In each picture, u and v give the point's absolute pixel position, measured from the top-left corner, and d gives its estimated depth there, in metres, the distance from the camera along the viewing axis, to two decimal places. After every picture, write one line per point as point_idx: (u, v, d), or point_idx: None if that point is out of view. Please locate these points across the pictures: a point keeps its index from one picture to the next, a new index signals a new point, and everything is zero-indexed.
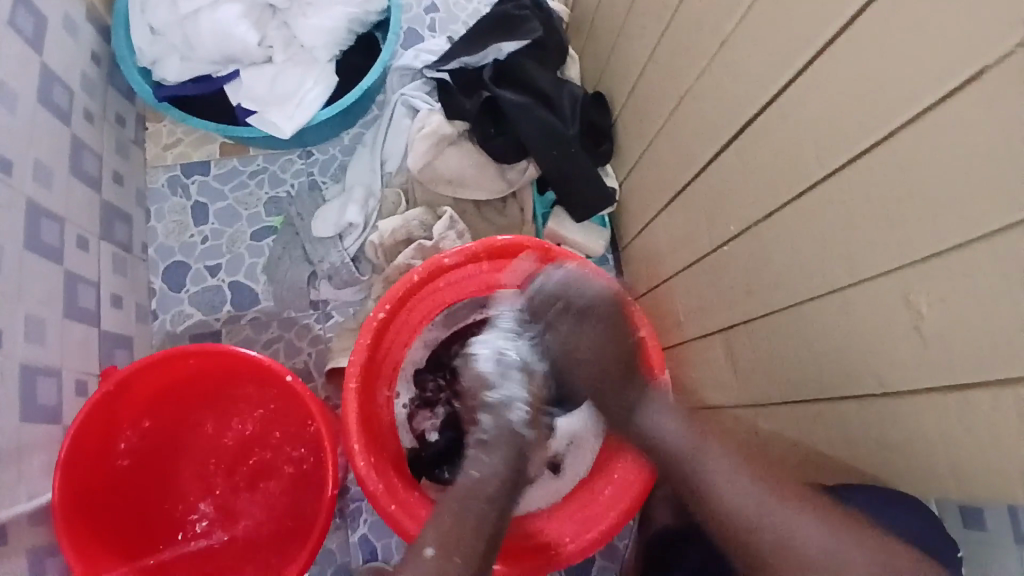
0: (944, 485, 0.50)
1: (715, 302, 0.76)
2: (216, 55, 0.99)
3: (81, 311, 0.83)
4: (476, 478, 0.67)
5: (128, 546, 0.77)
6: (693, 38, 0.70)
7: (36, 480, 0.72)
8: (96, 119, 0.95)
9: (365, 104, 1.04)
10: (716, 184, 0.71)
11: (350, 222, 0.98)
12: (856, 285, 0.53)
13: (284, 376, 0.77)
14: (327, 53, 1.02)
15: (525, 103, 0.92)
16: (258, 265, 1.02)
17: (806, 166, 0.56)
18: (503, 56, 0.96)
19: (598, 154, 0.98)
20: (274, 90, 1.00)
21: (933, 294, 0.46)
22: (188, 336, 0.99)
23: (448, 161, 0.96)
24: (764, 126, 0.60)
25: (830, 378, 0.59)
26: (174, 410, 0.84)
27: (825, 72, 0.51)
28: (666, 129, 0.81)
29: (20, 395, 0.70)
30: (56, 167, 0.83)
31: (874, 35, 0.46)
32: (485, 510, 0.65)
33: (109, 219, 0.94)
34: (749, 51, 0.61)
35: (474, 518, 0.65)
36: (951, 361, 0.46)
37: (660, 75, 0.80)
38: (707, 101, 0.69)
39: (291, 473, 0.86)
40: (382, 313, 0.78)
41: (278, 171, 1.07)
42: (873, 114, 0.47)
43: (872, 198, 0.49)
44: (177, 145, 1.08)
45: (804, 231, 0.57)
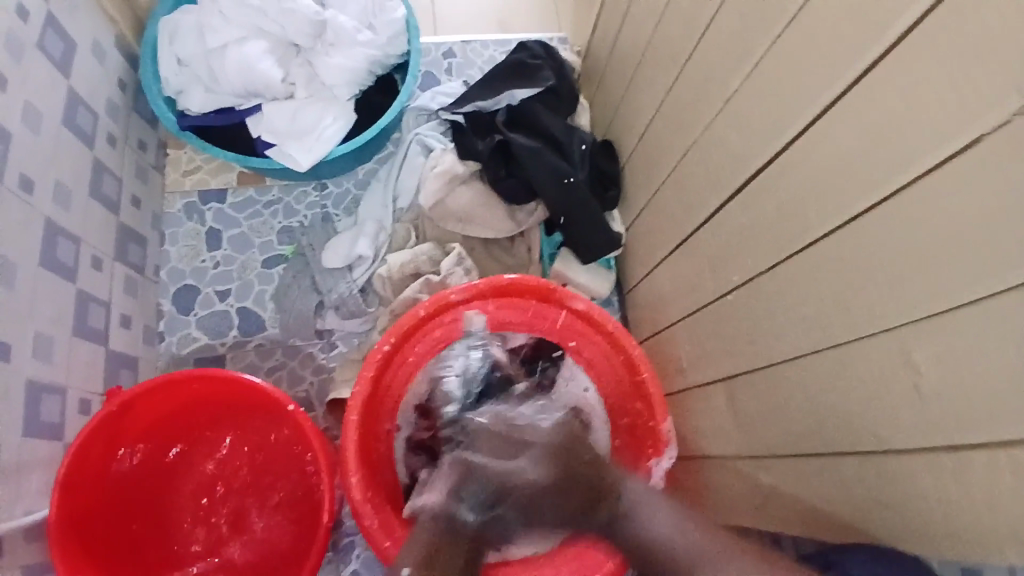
0: (944, 545, 0.49)
1: (717, 349, 0.77)
2: (239, 88, 1.03)
3: (89, 330, 0.84)
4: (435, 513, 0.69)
5: (117, 571, 0.75)
6: (700, 96, 0.73)
7: (31, 498, 0.72)
8: (119, 144, 0.98)
9: (381, 141, 1.07)
10: (720, 235, 0.72)
11: (360, 254, 1.00)
12: (856, 340, 0.54)
13: (286, 405, 0.77)
14: (347, 92, 1.06)
15: (537, 148, 0.95)
16: (268, 292, 1.04)
17: (810, 225, 0.57)
18: (516, 101, 1.00)
19: (607, 198, 1.00)
20: (294, 124, 1.03)
21: (932, 351, 0.47)
22: (192, 359, 1.00)
23: (458, 199, 0.99)
24: (766, 182, 0.63)
25: (830, 430, 0.59)
26: (175, 433, 0.84)
27: (827, 136, 0.54)
28: (672, 179, 0.83)
29: (24, 411, 0.71)
30: (76, 188, 0.86)
31: (877, 100, 0.48)
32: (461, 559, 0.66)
33: (125, 241, 0.96)
34: (753, 111, 0.63)
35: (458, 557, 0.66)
36: (950, 418, 0.46)
37: (667, 128, 0.83)
38: (713, 155, 0.72)
39: (287, 505, 0.85)
40: (388, 346, 0.79)
41: (293, 202, 1.10)
42: (874, 173, 0.49)
43: (871, 259, 0.51)
44: (195, 172, 1.11)
45: (806, 285, 0.59)
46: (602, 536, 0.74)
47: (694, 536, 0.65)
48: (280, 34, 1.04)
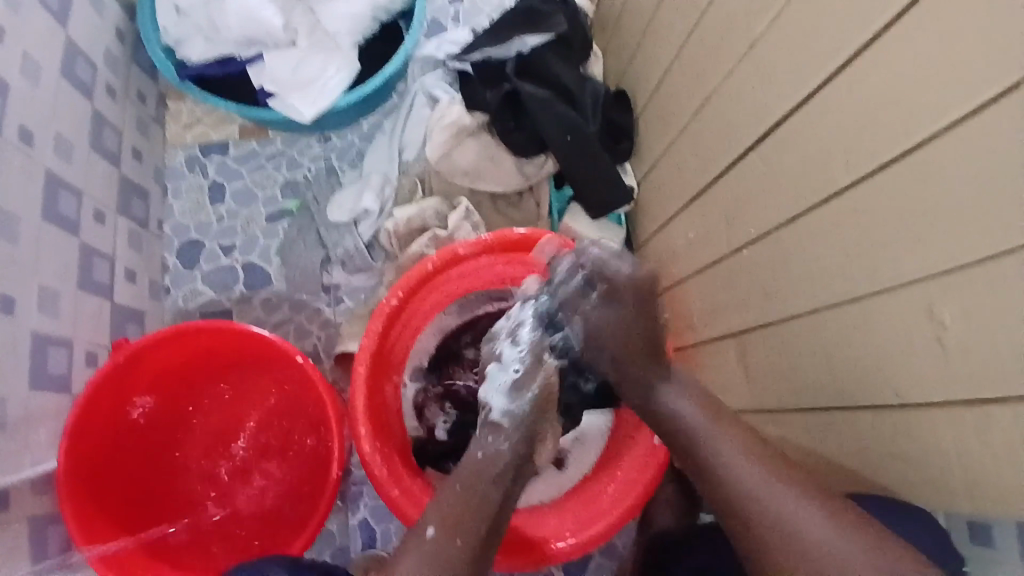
0: (958, 499, 0.49)
1: (729, 304, 0.75)
2: (240, 36, 0.99)
3: (95, 285, 0.83)
4: (482, 455, 0.65)
5: (126, 521, 0.76)
6: (720, 43, 0.70)
7: (43, 450, 0.72)
8: (118, 95, 0.95)
9: (385, 93, 1.04)
10: (737, 188, 0.70)
11: (366, 208, 0.98)
12: (876, 295, 0.52)
13: (294, 357, 0.77)
14: (350, 40, 1.01)
15: (547, 98, 0.91)
16: (272, 247, 1.02)
17: (832, 177, 0.55)
18: (527, 49, 0.95)
19: (618, 151, 0.97)
20: (297, 74, 0.99)
21: (957, 305, 0.45)
22: (199, 314, 1.00)
23: (467, 153, 0.95)
24: (788, 133, 0.60)
25: (844, 386, 0.58)
26: (183, 386, 0.84)
27: (854, 81, 0.51)
28: (688, 131, 0.80)
29: (31, 364, 0.71)
30: (77, 139, 0.84)
31: (915, 38, 0.45)
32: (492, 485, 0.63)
33: (127, 194, 0.94)
34: (777, 53, 0.60)
35: (487, 492, 0.62)
36: (973, 373, 0.45)
37: (684, 76, 0.79)
38: (732, 105, 0.69)
39: (297, 457, 0.86)
40: (395, 300, 0.78)
41: (297, 154, 1.07)
42: (905, 116, 0.46)
43: (895, 209, 0.49)
44: (196, 125, 1.08)
45: (825, 239, 0.57)
46: (607, 486, 0.74)
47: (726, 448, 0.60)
48: None
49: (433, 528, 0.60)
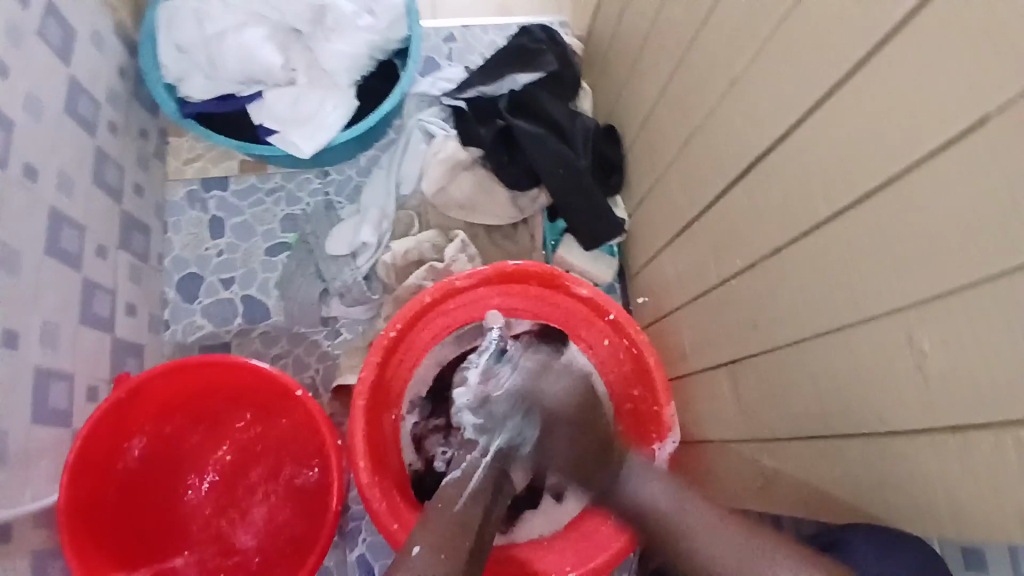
0: (944, 523, 0.50)
1: (720, 333, 0.77)
2: (240, 76, 1.03)
3: (96, 319, 0.85)
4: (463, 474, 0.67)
5: (127, 555, 0.76)
6: (704, 83, 0.73)
7: (41, 485, 0.73)
8: (120, 132, 0.98)
9: (381, 128, 1.07)
10: (724, 220, 0.72)
11: (364, 241, 1.00)
12: (860, 324, 0.54)
13: (294, 390, 0.78)
14: (348, 77, 1.05)
15: (538, 133, 0.95)
16: (271, 280, 1.04)
17: (814, 211, 0.57)
18: (518, 87, 1.00)
19: (609, 185, 1.00)
20: (296, 111, 1.03)
21: (936, 333, 0.47)
22: (197, 347, 1.00)
23: (462, 186, 0.98)
24: (770, 169, 0.63)
25: (832, 413, 0.60)
26: (182, 420, 0.85)
27: (831, 122, 0.54)
28: (676, 165, 0.83)
29: (32, 398, 0.72)
30: (80, 175, 0.86)
31: (885, 82, 0.48)
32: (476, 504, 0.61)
33: (128, 229, 0.96)
34: (758, 94, 0.63)
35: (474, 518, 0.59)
36: (952, 400, 0.47)
37: (671, 113, 0.83)
38: (717, 141, 0.72)
39: (295, 490, 0.86)
40: (394, 332, 0.79)
41: (296, 189, 1.10)
42: (880, 154, 0.49)
43: (873, 243, 0.51)
44: (197, 160, 1.11)
45: (809, 270, 0.59)
46: (605, 519, 0.74)
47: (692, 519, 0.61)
48: (280, 19, 1.04)
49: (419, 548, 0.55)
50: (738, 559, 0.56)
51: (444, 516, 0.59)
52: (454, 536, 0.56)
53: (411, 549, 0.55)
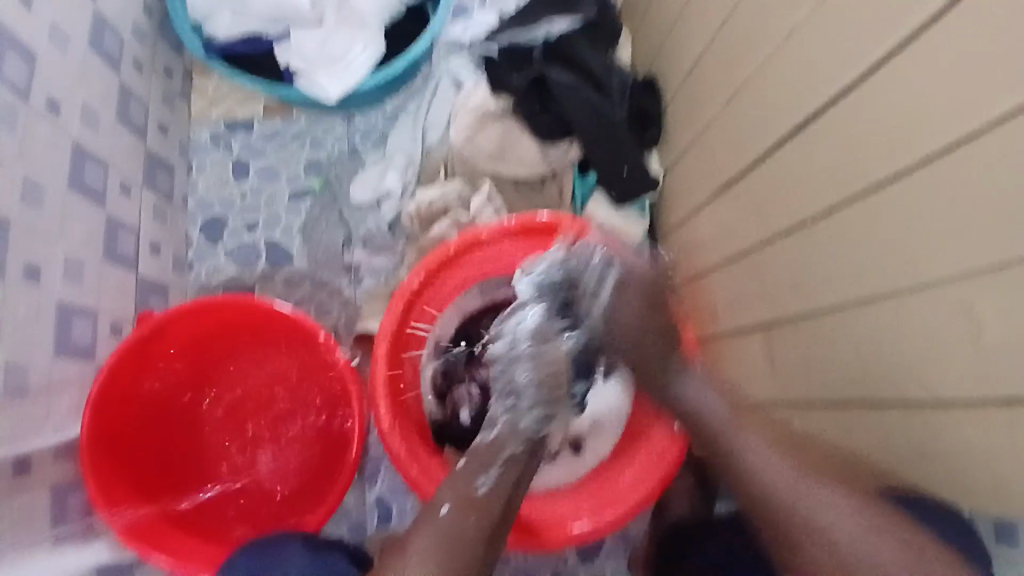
0: (987, 500, 0.48)
1: (756, 296, 0.74)
2: (269, 13, 1.00)
3: (120, 257, 0.85)
4: (493, 439, 0.70)
5: (149, 486, 0.78)
6: (755, 31, 0.68)
7: (62, 417, 0.74)
8: (145, 70, 0.96)
9: (410, 73, 1.03)
10: (768, 178, 0.69)
11: (389, 189, 0.99)
12: (911, 289, 0.51)
13: (316, 334, 0.77)
14: (377, 19, 1.01)
15: (574, 83, 0.91)
16: (295, 225, 1.03)
17: (870, 167, 0.54)
18: (554, 35, 0.95)
19: (645, 140, 0.96)
20: (324, 51, 0.99)
21: (994, 297, 0.44)
22: (221, 290, 1.01)
23: (490, 136, 0.95)
24: (822, 124, 0.59)
25: (872, 377, 0.57)
26: (206, 361, 0.85)
27: (897, 70, 0.50)
28: (720, 119, 0.79)
29: (55, 333, 0.72)
30: (104, 112, 0.85)
31: (963, 25, 0.44)
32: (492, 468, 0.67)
33: (152, 168, 0.95)
34: (814, 39, 0.59)
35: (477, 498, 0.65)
36: (1005, 375, 0.44)
37: (717, 63, 0.78)
38: (765, 93, 0.68)
39: (313, 434, 0.86)
40: (417, 281, 0.79)
41: (321, 134, 1.07)
42: (951, 103, 0.45)
43: (932, 204, 0.48)
44: (222, 101, 1.09)
45: (858, 231, 0.56)
46: (624, 475, 0.76)
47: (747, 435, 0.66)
48: None
49: (447, 506, 0.64)
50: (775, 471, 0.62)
51: (469, 489, 0.66)
52: (474, 510, 0.64)
53: (440, 508, 0.64)
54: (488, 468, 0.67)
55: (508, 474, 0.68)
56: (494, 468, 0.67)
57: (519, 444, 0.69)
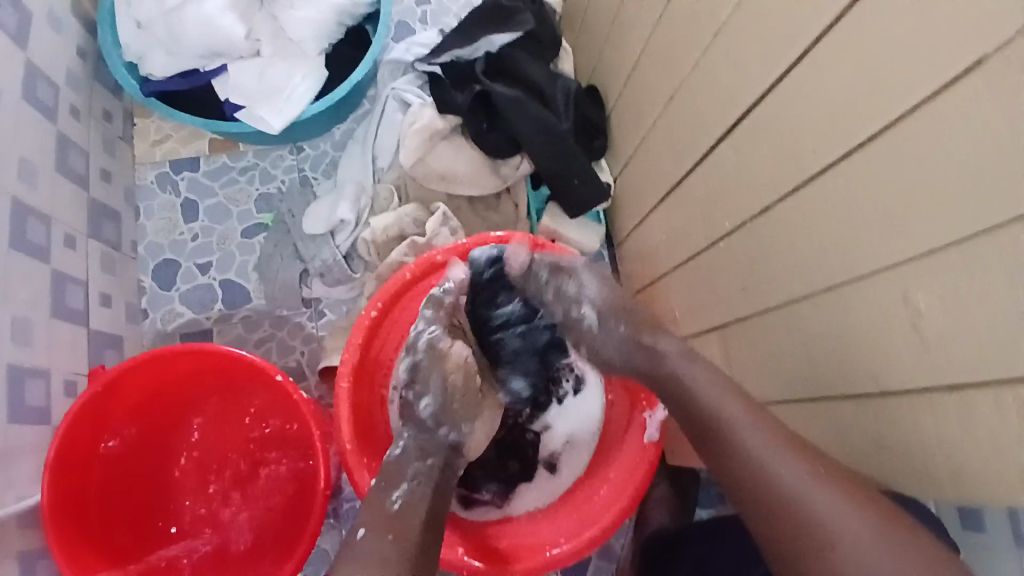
0: (942, 487, 0.49)
1: (710, 299, 0.76)
2: (203, 49, 0.97)
3: (71, 312, 0.82)
4: (402, 451, 0.65)
5: (114, 547, 0.75)
6: (688, 36, 0.69)
7: (24, 484, 0.71)
8: (82, 116, 0.93)
9: (355, 99, 1.03)
10: (711, 181, 0.70)
11: (342, 218, 0.96)
12: (853, 285, 0.52)
13: (275, 375, 0.76)
14: (316, 46, 1.00)
15: (520, 98, 0.91)
16: (250, 263, 1.01)
17: (804, 168, 0.55)
18: (495, 49, 0.95)
19: (592, 149, 0.97)
20: (262, 84, 0.98)
21: (931, 289, 0.45)
22: (179, 335, 0.98)
23: (440, 157, 0.95)
24: (758, 125, 0.60)
25: (827, 372, 0.58)
26: (168, 411, 0.83)
27: (820, 74, 0.51)
28: (662, 123, 0.79)
29: (7, 398, 0.70)
30: (43, 163, 0.82)
31: (880, 24, 0.45)
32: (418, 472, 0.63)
33: (97, 217, 0.92)
34: (742, 42, 0.60)
35: (398, 510, 0.59)
36: (946, 361, 0.46)
37: (655, 69, 0.79)
38: (702, 98, 0.69)
39: (284, 479, 0.85)
40: (375, 310, 0.77)
41: (269, 167, 1.06)
42: (876, 104, 0.46)
43: (864, 200, 0.49)
44: (166, 142, 1.06)
45: (798, 232, 0.57)
46: (598, 491, 0.74)
47: (749, 431, 0.57)
48: None
49: (364, 530, 0.57)
50: (800, 481, 0.52)
51: (383, 505, 0.60)
52: (393, 529, 0.57)
53: (356, 532, 0.57)
54: (399, 484, 0.62)
55: (420, 490, 0.62)
56: (403, 486, 0.62)
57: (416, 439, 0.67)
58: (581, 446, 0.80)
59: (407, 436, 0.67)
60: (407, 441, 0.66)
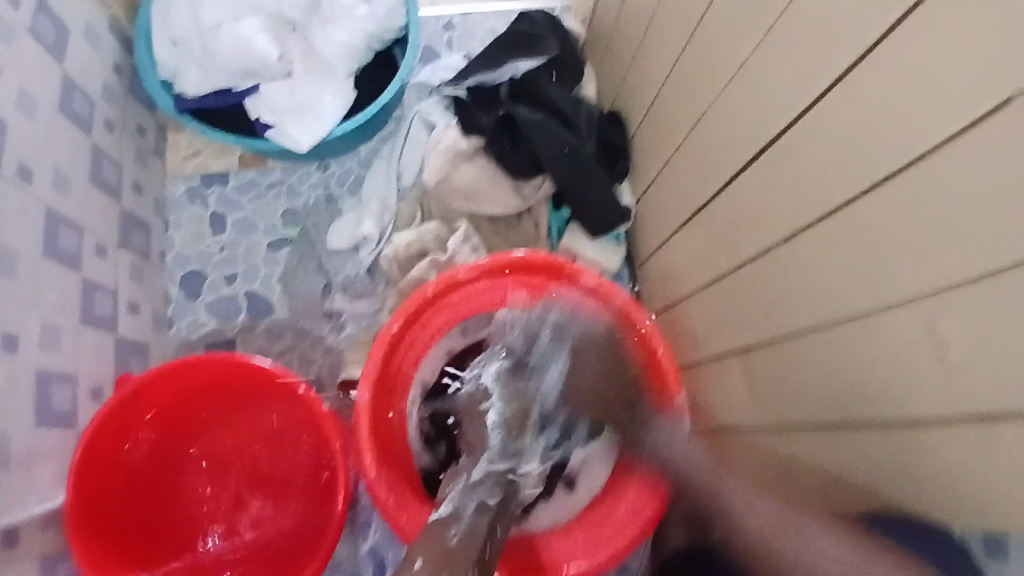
0: (972, 513, 0.48)
1: (731, 321, 0.76)
2: (237, 67, 1.00)
3: (99, 319, 0.84)
4: (458, 532, 0.57)
5: (130, 557, 0.76)
6: (711, 65, 0.71)
7: (47, 486, 0.72)
8: (117, 130, 0.96)
9: (382, 120, 1.05)
10: (734, 206, 0.71)
11: (366, 235, 0.99)
12: (878, 311, 0.52)
13: (297, 387, 0.78)
14: (346, 68, 1.03)
15: (543, 121, 0.92)
16: (274, 275, 1.03)
17: (828, 195, 0.55)
18: (519, 74, 0.97)
19: (614, 171, 0.98)
20: (293, 101, 1.01)
21: (958, 316, 0.45)
22: (202, 345, 1.00)
23: (464, 177, 0.96)
24: (781, 152, 0.61)
25: (851, 397, 0.58)
26: (187, 423, 0.84)
27: (844, 103, 0.52)
28: (685, 149, 0.80)
29: (34, 402, 0.71)
30: (76, 174, 0.85)
31: (903, 55, 0.46)
32: (476, 524, 0.58)
33: (128, 228, 0.95)
34: (765, 72, 0.61)
35: (459, 547, 0.55)
36: (970, 390, 0.46)
37: (678, 96, 0.80)
38: (725, 124, 0.70)
39: (300, 493, 0.85)
40: (396, 327, 0.79)
41: (296, 183, 1.08)
42: (902, 133, 0.47)
43: (890, 224, 0.49)
44: (197, 156, 1.09)
45: (822, 256, 0.57)
46: (616, 509, 0.74)
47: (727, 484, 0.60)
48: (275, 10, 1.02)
49: (422, 560, 0.52)
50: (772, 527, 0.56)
51: (440, 540, 0.55)
52: (456, 557, 0.53)
53: (413, 563, 0.52)
54: (455, 522, 0.58)
55: (479, 522, 0.59)
56: (463, 519, 0.58)
57: (492, 494, 0.64)
58: (598, 462, 0.78)
59: (464, 504, 0.61)
60: (461, 520, 0.59)
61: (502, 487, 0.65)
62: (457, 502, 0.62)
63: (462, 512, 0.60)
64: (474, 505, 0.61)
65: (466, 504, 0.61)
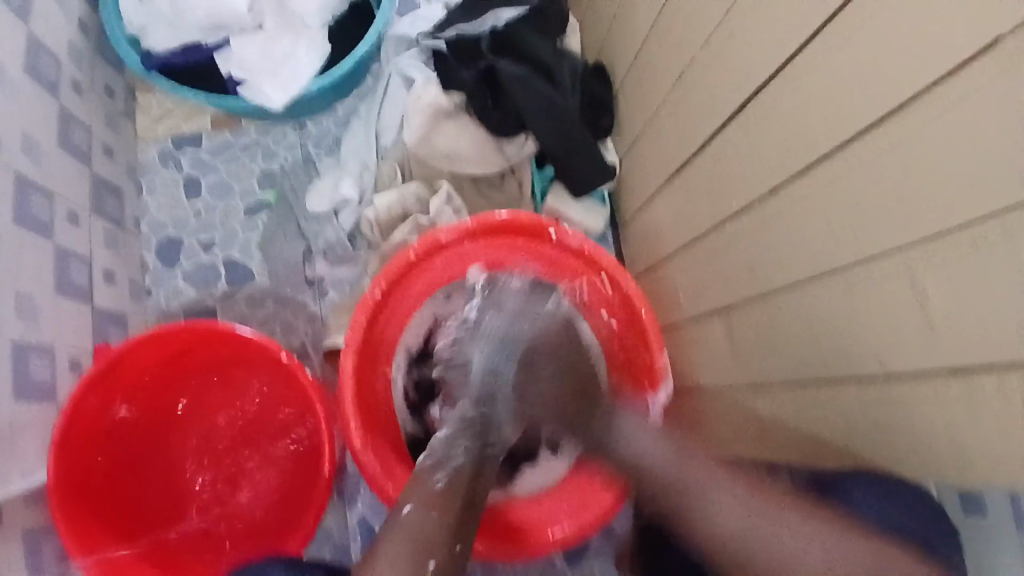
0: (946, 467, 0.49)
1: (714, 281, 0.75)
2: (204, 21, 0.95)
3: (75, 289, 0.82)
4: (445, 484, 0.62)
5: (122, 524, 0.77)
6: (698, 14, 0.68)
7: (32, 458, 0.72)
8: (82, 90, 0.92)
9: (358, 76, 1.01)
10: (720, 163, 0.69)
11: (345, 196, 0.96)
12: (859, 271, 0.52)
13: (279, 354, 0.76)
14: (319, 20, 0.99)
15: (524, 74, 0.89)
16: (253, 241, 1.01)
17: (814, 152, 0.54)
18: (501, 24, 0.93)
19: (598, 127, 0.95)
20: (264, 56, 0.96)
21: (940, 275, 0.44)
22: (182, 313, 0.98)
23: (444, 135, 0.92)
24: (768, 107, 0.59)
25: (831, 358, 0.57)
26: (170, 391, 0.84)
27: (832, 56, 0.50)
28: (670, 103, 0.78)
29: (12, 376, 0.70)
30: (45, 138, 0.81)
31: (896, 3, 0.43)
32: (465, 478, 0.63)
33: (99, 194, 0.92)
34: (754, 21, 0.59)
35: (437, 496, 0.61)
36: (948, 350, 0.45)
37: (664, 48, 0.77)
38: (712, 77, 0.67)
39: (287, 460, 0.86)
40: (378, 291, 0.77)
41: (271, 144, 1.05)
42: (893, 84, 0.45)
43: (873, 182, 0.48)
44: (167, 117, 1.05)
45: (805, 216, 0.56)
46: (599, 472, 0.76)
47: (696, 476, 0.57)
48: None
49: (410, 505, 0.60)
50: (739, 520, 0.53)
51: (426, 486, 0.62)
52: (439, 508, 0.60)
53: (402, 508, 0.60)
54: (443, 467, 0.64)
55: (464, 472, 0.64)
56: (449, 468, 0.64)
57: (480, 441, 0.66)
58: None
59: (450, 453, 0.65)
60: (449, 471, 0.63)
61: (489, 437, 0.67)
62: (444, 454, 0.65)
63: (445, 468, 0.64)
64: (463, 455, 0.65)
65: (453, 457, 0.65)
